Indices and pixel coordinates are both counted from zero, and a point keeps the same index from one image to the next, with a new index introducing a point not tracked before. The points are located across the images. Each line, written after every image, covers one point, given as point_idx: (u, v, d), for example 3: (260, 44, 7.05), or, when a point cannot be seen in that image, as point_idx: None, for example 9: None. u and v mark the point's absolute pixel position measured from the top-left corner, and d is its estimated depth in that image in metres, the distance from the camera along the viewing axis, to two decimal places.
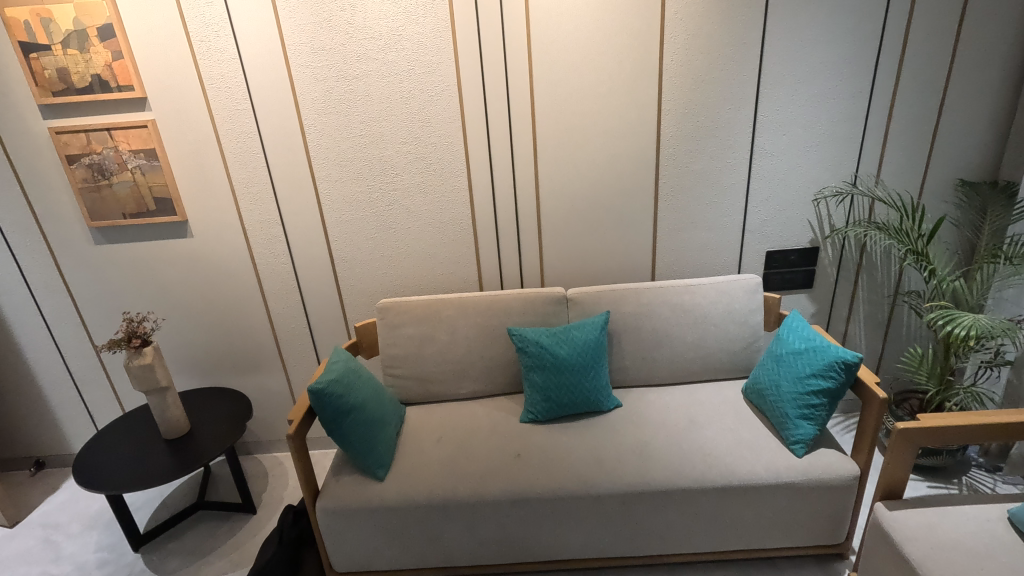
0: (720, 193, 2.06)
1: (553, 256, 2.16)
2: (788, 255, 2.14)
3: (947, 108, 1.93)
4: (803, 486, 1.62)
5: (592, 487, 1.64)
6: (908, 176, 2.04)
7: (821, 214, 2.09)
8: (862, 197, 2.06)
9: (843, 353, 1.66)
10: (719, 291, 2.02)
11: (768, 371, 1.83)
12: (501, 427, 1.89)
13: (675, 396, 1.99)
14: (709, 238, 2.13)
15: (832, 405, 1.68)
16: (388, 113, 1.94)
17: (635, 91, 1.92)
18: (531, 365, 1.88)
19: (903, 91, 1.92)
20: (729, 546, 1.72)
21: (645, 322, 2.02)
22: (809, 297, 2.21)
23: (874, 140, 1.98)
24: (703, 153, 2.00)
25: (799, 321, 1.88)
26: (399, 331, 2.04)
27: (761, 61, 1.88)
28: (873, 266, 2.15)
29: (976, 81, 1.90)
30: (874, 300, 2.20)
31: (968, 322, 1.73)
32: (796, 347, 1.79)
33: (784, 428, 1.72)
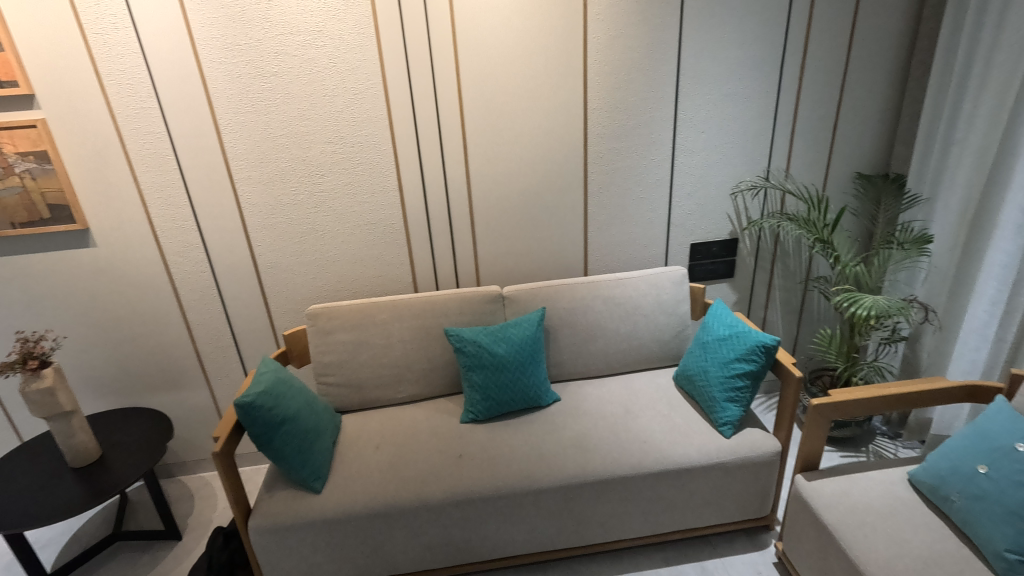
0: (646, 189, 2.13)
1: (487, 254, 2.16)
2: (710, 246, 2.25)
3: (845, 107, 2.10)
4: (731, 465, 1.72)
5: (534, 482, 1.65)
6: (814, 170, 2.20)
7: (738, 207, 2.21)
8: (774, 190, 2.20)
9: (762, 337, 1.77)
10: (649, 283, 2.10)
11: (696, 358, 1.92)
12: (442, 429, 1.87)
13: (611, 388, 2.04)
14: (638, 232, 2.20)
15: (754, 386, 1.78)
16: (310, 112, 1.87)
17: (561, 89, 1.95)
18: (469, 365, 1.87)
19: (807, 91, 2.06)
20: (666, 528, 1.79)
21: (580, 316, 2.06)
22: (730, 286, 2.34)
23: (783, 136, 2.12)
24: (629, 151, 2.06)
25: (722, 309, 1.98)
26: (331, 337, 1.98)
27: (679, 62, 1.96)
28: (786, 255, 2.30)
29: (867, 83, 2.07)
30: (788, 287, 2.36)
31: (869, 303, 1.89)
32: (720, 333, 1.88)
33: (712, 410, 1.81)
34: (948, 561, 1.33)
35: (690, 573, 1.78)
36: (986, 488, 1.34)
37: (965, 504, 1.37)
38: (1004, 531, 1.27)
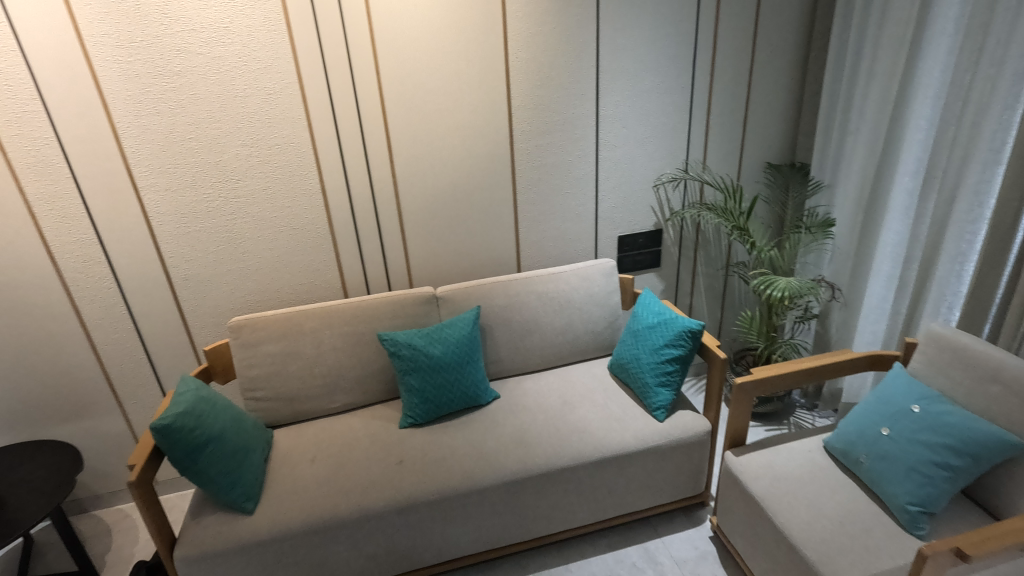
0: (573, 184, 2.17)
1: (418, 255, 2.13)
2: (636, 238, 2.32)
3: (753, 101, 2.23)
4: (666, 447, 1.78)
5: (477, 481, 1.65)
6: (728, 161, 2.32)
7: (661, 199, 2.30)
8: (693, 181, 2.30)
9: (688, 322, 1.85)
10: (580, 276, 2.14)
11: (628, 346, 1.98)
12: (380, 436, 1.83)
13: (549, 381, 2.07)
14: (567, 226, 2.24)
15: (683, 370, 1.86)
16: (219, 113, 1.76)
17: (484, 87, 1.95)
18: (405, 368, 1.84)
19: (718, 86, 2.17)
20: (608, 514, 1.84)
21: (515, 313, 2.07)
22: (658, 275, 2.42)
23: (698, 130, 2.22)
24: (554, 147, 2.09)
25: (650, 297, 2.06)
26: (257, 349, 1.88)
27: (598, 59, 2.01)
28: (707, 243, 2.41)
29: (771, 78, 2.21)
30: (710, 273, 2.48)
31: (783, 284, 2.02)
32: (649, 321, 1.95)
33: (646, 396, 1.87)
34: (861, 518, 1.44)
35: (633, 555, 1.83)
36: (889, 447, 1.46)
37: (872, 465, 1.49)
38: (906, 486, 1.40)
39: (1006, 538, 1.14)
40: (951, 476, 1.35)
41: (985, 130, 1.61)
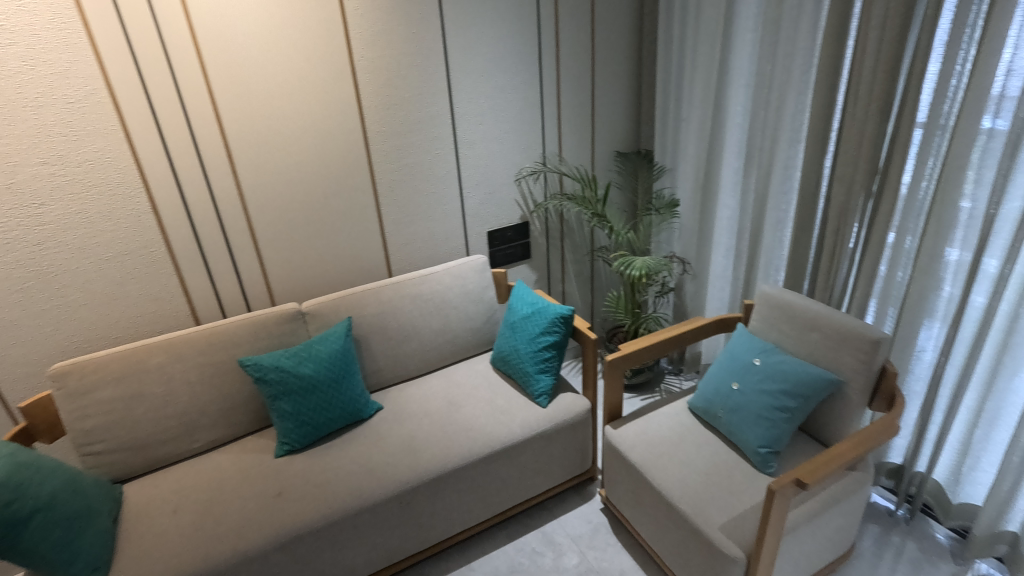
0: (436, 183, 2.15)
1: (278, 270, 1.98)
2: (505, 232, 2.37)
3: (598, 94, 2.36)
4: (551, 432, 1.84)
5: (366, 499, 1.58)
6: (581, 152, 2.44)
7: (524, 192, 2.36)
8: (552, 173, 2.39)
9: (559, 309, 1.92)
10: (453, 275, 2.13)
11: (507, 338, 2.02)
12: (254, 470, 1.68)
13: (433, 385, 2.04)
14: (435, 226, 2.21)
15: (559, 354, 1.94)
16: (3, 126, 1.49)
17: (331, 88, 1.86)
18: (275, 393, 1.71)
19: (565, 81, 2.27)
20: (505, 505, 1.86)
21: (390, 320, 2.01)
22: (529, 266, 2.49)
23: (551, 124, 2.31)
24: (413, 147, 2.05)
25: (523, 289, 2.11)
26: (91, 397, 1.64)
27: (447, 57, 2.00)
28: (572, 231, 2.53)
29: (611, 73, 2.36)
30: (578, 259, 2.60)
31: (640, 263, 2.19)
32: (524, 312, 2.00)
33: (528, 384, 1.94)
34: (724, 467, 1.60)
35: (533, 541, 1.87)
36: (739, 400, 1.63)
37: (728, 418, 1.65)
38: (756, 431, 1.58)
39: (832, 463, 1.33)
40: (789, 417, 1.55)
41: (786, 114, 1.86)
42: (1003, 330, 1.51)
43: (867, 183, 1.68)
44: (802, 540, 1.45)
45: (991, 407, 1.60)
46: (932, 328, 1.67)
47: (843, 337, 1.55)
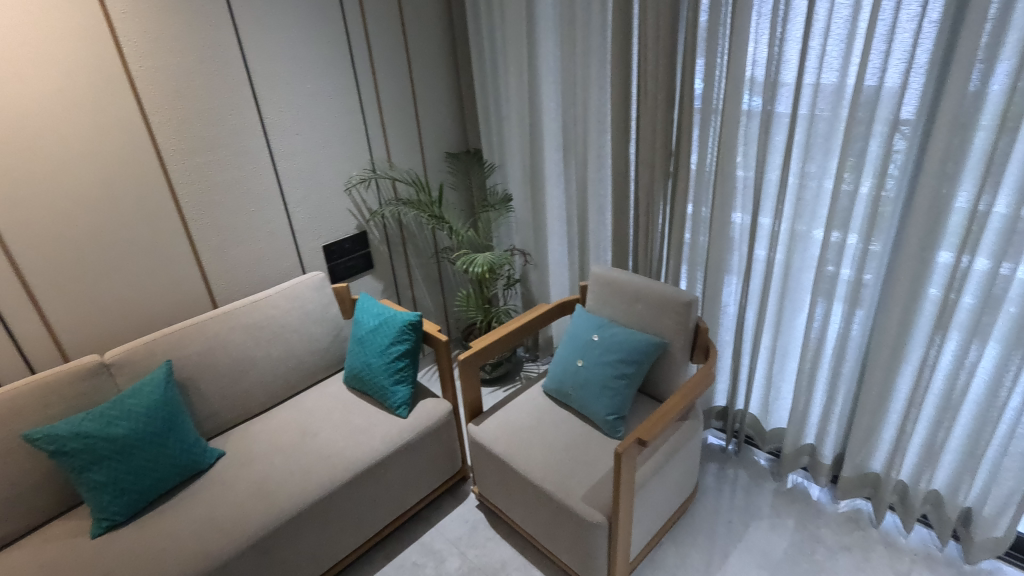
0: (255, 200, 1.98)
1: (68, 320, 1.69)
2: (342, 244, 2.27)
3: (419, 98, 2.36)
4: (415, 441, 1.81)
5: (213, 558, 1.41)
6: (411, 156, 2.42)
7: (357, 201, 2.28)
8: (384, 179, 2.34)
9: (407, 316, 1.89)
10: (288, 296, 1.99)
11: (357, 354, 1.95)
12: (64, 559, 1.42)
13: (282, 417, 1.89)
14: (262, 247, 2.05)
15: (414, 362, 1.91)
16: None
17: (106, 105, 1.63)
18: (80, 465, 1.46)
19: (383, 86, 2.23)
20: (377, 526, 1.79)
21: (221, 355, 1.82)
22: (374, 276, 2.42)
23: (375, 129, 2.26)
24: (221, 163, 1.87)
25: (368, 300, 2.04)
26: None
27: (247, 64, 1.85)
28: (413, 235, 2.51)
29: (430, 75, 2.37)
30: (423, 263, 2.59)
31: (482, 260, 2.27)
32: (371, 325, 1.94)
33: (386, 397, 1.88)
34: (580, 440, 1.70)
35: (413, 555, 1.83)
36: (585, 375, 1.75)
37: (578, 394, 1.76)
38: (602, 401, 1.70)
39: (666, 418, 1.47)
40: (628, 382, 1.69)
41: (592, 107, 2.03)
42: (780, 276, 1.80)
43: (665, 164, 1.89)
44: (653, 492, 1.59)
45: (781, 344, 1.89)
46: (730, 283, 1.94)
47: (662, 304, 1.73)
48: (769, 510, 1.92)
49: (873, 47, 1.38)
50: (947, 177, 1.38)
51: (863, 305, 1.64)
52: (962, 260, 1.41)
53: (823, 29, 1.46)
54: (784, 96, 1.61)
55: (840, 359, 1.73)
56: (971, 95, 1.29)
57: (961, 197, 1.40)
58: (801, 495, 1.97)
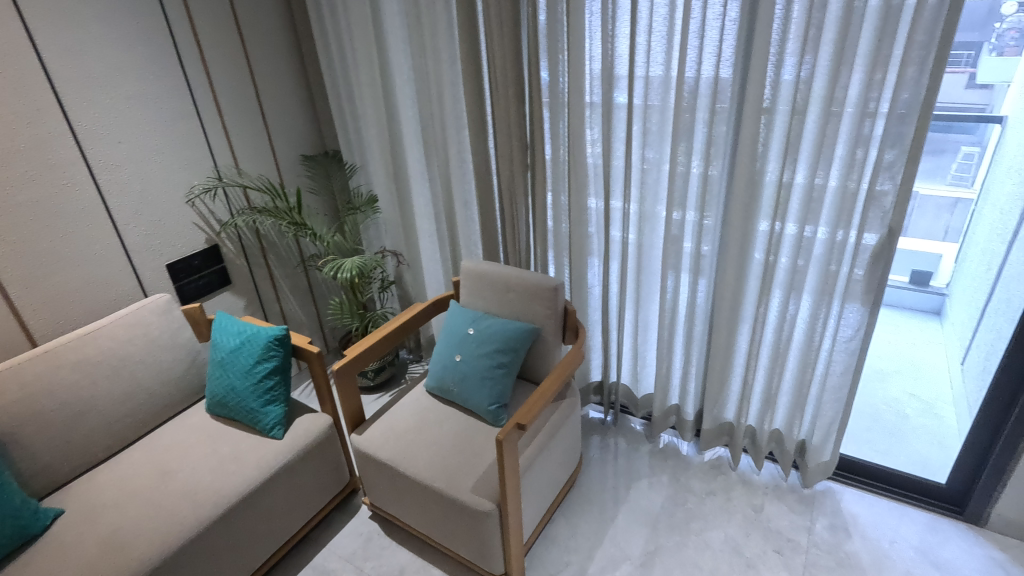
0: (75, 221, 1.74)
1: None
2: (190, 261, 2.07)
3: (264, 99, 2.23)
4: (294, 461, 1.71)
5: None
6: (262, 161, 2.27)
7: (203, 213, 2.08)
8: (233, 188, 2.16)
9: (271, 331, 1.77)
10: (129, 325, 1.78)
11: (220, 378, 1.79)
12: None
13: (135, 459, 1.69)
14: (89, 273, 1.81)
15: (285, 379, 1.80)
16: None
17: None
18: None
19: (221, 87, 2.07)
20: (261, 558, 1.67)
21: (47, 401, 1.58)
22: (233, 292, 2.24)
23: (217, 134, 2.09)
24: (23, 181, 1.62)
25: (226, 319, 1.88)
26: None
27: (46, 67, 1.62)
28: (274, 245, 2.35)
29: (274, 75, 2.25)
30: (288, 273, 2.45)
31: (350, 265, 2.20)
32: (231, 345, 1.79)
33: (257, 420, 1.76)
34: (466, 433, 1.72)
35: None
36: (465, 369, 1.76)
37: (460, 388, 1.77)
38: (484, 392, 1.73)
39: (542, 399, 1.53)
40: (506, 370, 1.74)
41: (447, 104, 2.05)
42: (635, 255, 1.96)
43: (522, 157, 1.95)
44: (539, 472, 1.65)
45: (642, 317, 2.06)
46: (593, 264, 2.07)
47: (532, 291, 1.80)
48: (647, 471, 2.08)
49: (689, 42, 1.53)
50: (757, 155, 1.58)
51: (704, 273, 1.83)
52: (775, 226, 1.63)
53: (646, 25, 1.59)
54: (620, 88, 1.73)
55: (691, 324, 1.92)
56: (768, 83, 1.49)
57: (770, 172, 1.61)
58: (672, 452, 2.16)
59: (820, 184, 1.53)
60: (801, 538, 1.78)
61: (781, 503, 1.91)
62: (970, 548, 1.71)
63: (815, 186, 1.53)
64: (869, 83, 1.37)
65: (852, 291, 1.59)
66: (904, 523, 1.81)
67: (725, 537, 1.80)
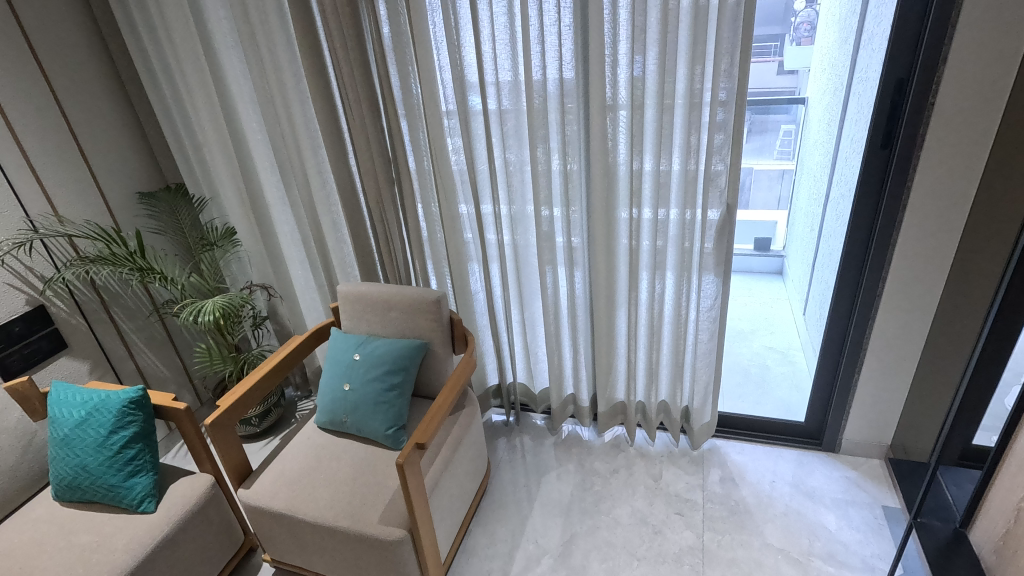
0: None
1: None
2: (9, 328, 1.77)
3: (83, 136, 1.97)
4: (174, 533, 1.52)
5: None
6: (90, 205, 2.01)
7: (18, 272, 1.79)
8: (54, 238, 1.88)
9: (125, 393, 1.57)
10: None
11: (66, 459, 1.55)
12: None
13: None
14: None
15: (150, 444, 1.60)
16: None
17: None
18: None
19: (25, 127, 1.79)
20: None
21: None
22: (72, 357, 1.95)
23: (26, 181, 1.81)
24: None
25: (67, 389, 1.63)
26: None
27: None
28: (118, 296, 2.09)
29: (91, 108, 2.00)
30: (141, 325, 2.19)
31: (211, 307, 2.01)
32: (77, 418, 1.56)
33: (121, 497, 1.54)
34: (366, 464, 1.65)
35: None
36: (356, 397, 1.69)
37: (353, 418, 1.69)
38: (379, 418, 1.67)
39: (439, 414, 1.50)
40: (400, 391, 1.69)
41: (299, 125, 1.95)
42: (512, 256, 2.00)
43: (386, 172, 1.91)
44: (446, 488, 1.63)
45: (528, 315, 2.12)
46: (474, 270, 2.09)
47: (414, 306, 1.76)
48: (554, 463, 2.13)
49: (531, 47, 1.59)
50: (608, 149, 1.68)
51: (578, 265, 1.92)
52: (633, 213, 1.75)
53: (489, 33, 1.63)
54: (473, 95, 1.75)
55: (574, 314, 2.01)
56: (608, 82, 1.59)
57: (622, 163, 1.72)
58: (574, 440, 2.24)
59: (665, 170, 1.66)
60: (697, 496, 1.93)
61: (676, 467, 2.05)
62: (831, 474, 1.96)
63: (661, 172, 1.67)
64: (692, 75, 1.51)
65: (706, 263, 1.75)
66: (778, 463, 2.04)
67: (633, 511, 1.89)
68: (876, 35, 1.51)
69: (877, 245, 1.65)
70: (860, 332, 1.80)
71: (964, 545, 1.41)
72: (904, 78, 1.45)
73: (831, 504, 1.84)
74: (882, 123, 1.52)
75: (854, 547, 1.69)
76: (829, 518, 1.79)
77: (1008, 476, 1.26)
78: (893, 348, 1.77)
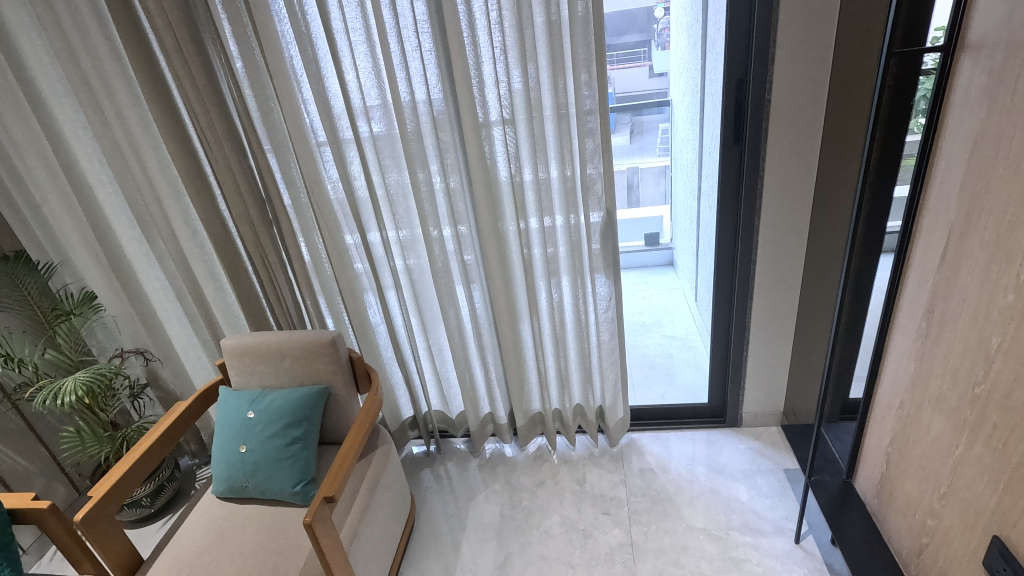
0: None
1: None
2: None
3: None
4: None
5: None
6: None
7: None
8: None
9: None
10: None
11: None
12: None
13: None
14: None
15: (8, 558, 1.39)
16: None
17: None
18: None
19: None
20: None
21: None
22: None
23: None
24: None
25: None
26: None
27: None
28: None
29: None
30: None
31: (72, 386, 1.78)
32: None
33: None
34: (275, 527, 1.53)
35: None
36: (255, 458, 1.57)
37: (254, 481, 1.57)
38: (284, 475, 1.55)
39: (347, 461, 1.42)
40: (304, 443, 1.59)
41: (153, 171, 1.79)
42: (409, 283, 1.97)
43: (261, 213, 1.81)
44: (366, 536, 1.54)
45: (434, 340, 2.09)
46: (371, 302, 2.02)
47: (308, 351, 1.67)
48: (480, 485, 2.10)
49: (396, 73, 1.57)
50: (488, 166, 1.69)
51: (475, 282, 1.92)
52: (521, 226, 1.77)
53: (351, 63, 1.59)
54: (344, 124, 1.70)
55: (479, 332, 2.00)
56: (478, 103, 1.60)
57: (503, 178, 1.74)
58: (498, 459, 2.23)
59: (545, 178, 1.70)
60: (621, 492, 1.97)
61: (599, 468, 2.10)
62: (737, 448, 2.09)
63: (542, 181, 1.70)
64: (556, 89, 1.56)
65: (596, 265, 1.81)
66: (689, 445, 2.14)
67: (562, 519, 1.90)
68: (717, 40, 1.63)
69: (744, 233, 1.79)
70: (742, 314, 1.94)
71: (852, 495, 1.52)
72: (743, 79, 1.59)
73: (740, 476, 1.96)
74: (731, 121, 1.65)
75: (764, 513, 1.80)
76: (740, 491, 1.90)
77: (877, 426, 1.40)
78: (772, 323, 1.93)
